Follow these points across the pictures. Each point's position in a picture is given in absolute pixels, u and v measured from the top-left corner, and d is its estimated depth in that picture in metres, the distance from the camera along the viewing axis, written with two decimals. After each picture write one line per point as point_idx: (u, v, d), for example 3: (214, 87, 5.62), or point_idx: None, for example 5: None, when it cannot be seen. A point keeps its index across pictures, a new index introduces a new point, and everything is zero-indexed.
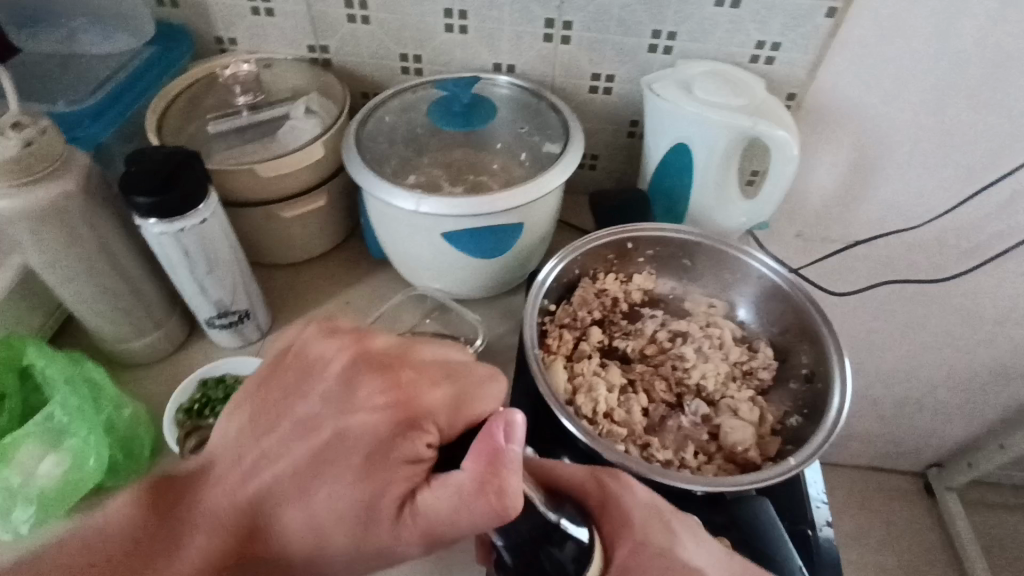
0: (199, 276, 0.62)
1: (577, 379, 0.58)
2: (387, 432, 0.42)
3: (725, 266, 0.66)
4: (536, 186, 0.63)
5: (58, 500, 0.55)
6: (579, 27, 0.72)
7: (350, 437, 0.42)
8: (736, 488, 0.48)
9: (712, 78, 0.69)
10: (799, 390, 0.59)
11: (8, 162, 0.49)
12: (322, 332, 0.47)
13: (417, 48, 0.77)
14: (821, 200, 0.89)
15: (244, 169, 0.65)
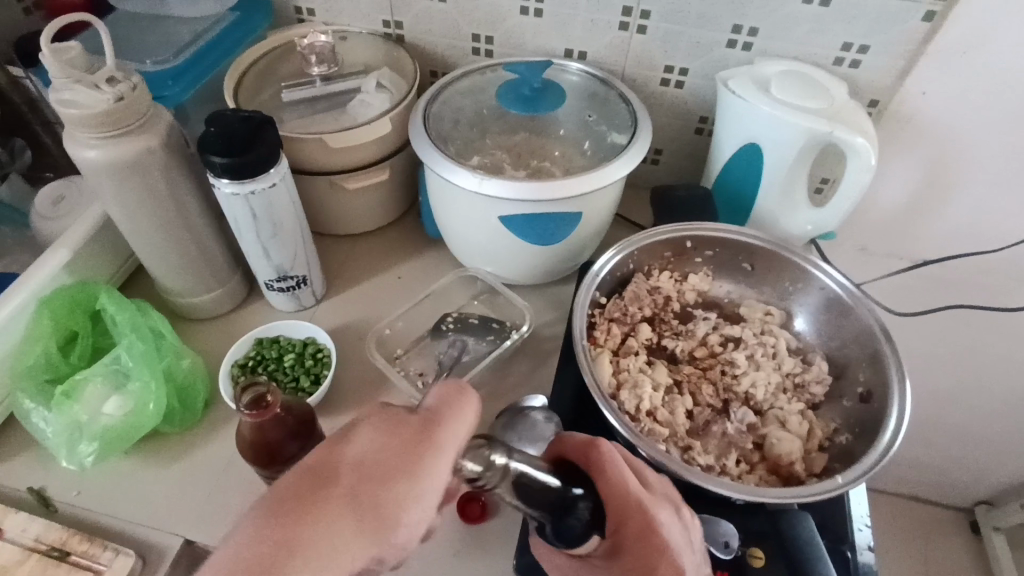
0: (264, 238, 0.64)
1: (623, 374, 0.58)
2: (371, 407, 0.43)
3: (785, 273, 0.64)
4: (600, 176, 0.62)
5: (119, 438, 0.58)
6: (657, 18, 0.71)
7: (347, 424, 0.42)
8: (779, 500, 0.47)
9: (793, 78, 0.66)
10: (853, 408, 0.57)
11: (100, 115, 0.51)
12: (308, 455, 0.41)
13: (490, 29, 0.76)
14: (893, 214, 0.85)
15: (314, 138, 0.66)
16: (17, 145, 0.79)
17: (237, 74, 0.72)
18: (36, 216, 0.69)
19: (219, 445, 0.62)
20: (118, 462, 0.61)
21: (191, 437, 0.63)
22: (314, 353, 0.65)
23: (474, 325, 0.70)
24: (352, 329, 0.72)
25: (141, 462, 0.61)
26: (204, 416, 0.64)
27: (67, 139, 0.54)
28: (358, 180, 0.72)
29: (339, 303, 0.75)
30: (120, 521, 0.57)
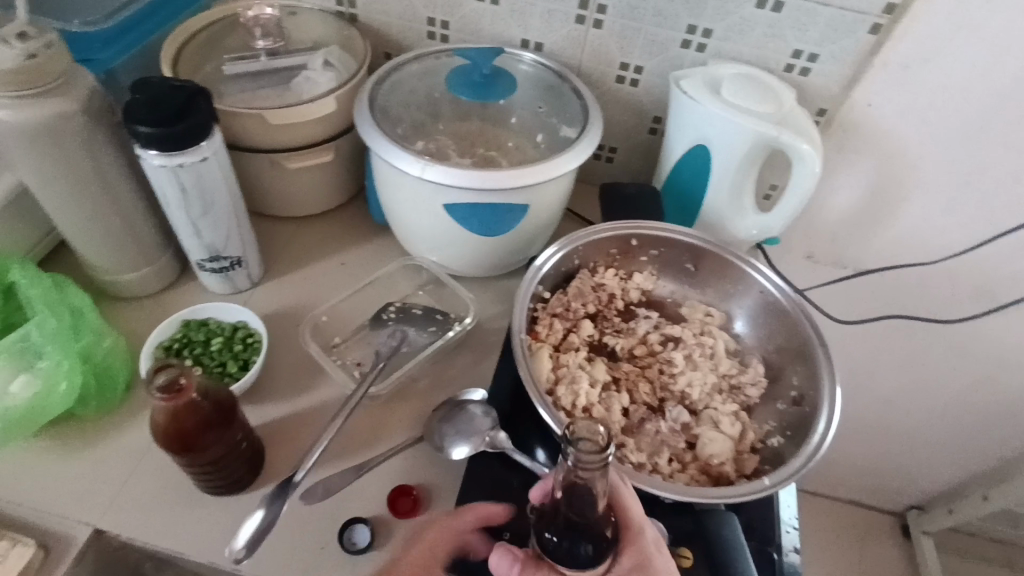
0: (195, 216, 0.61)
1: (560, 369, 0.57)
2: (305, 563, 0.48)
3: (727, 274, 0.64)
4: (547, 168, 0.61)
5: (23, 422, 0.54)
6: (613, 12, 0.70)
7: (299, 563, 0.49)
8: (706, 500, 0.47)
9: (743, 81, 0.66)
10: (785, 411, 0.57)
11: (10, 72, 0.47)
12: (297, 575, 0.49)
13: (445, 14, 0.75)
14: (837, 223, 0.86)
15: (254, 114, 0.64)
16: None
17: (175, 45, 0.69)
18: None
19: (140, 431, 0.59)
20: (26, 447, 0.57)
21: (109, 421, 0.59)
22: (244, 337, 0.62)
23: (416, 316, 0.68)
24: (289, 315, 0.69)
25: (52, 447, 0.57)
26: (124, 400, 0.61)
27: None
28: (301, 160, 0.69)
29: (277, 287, 0.72)
30: (25, 509, 0.54)
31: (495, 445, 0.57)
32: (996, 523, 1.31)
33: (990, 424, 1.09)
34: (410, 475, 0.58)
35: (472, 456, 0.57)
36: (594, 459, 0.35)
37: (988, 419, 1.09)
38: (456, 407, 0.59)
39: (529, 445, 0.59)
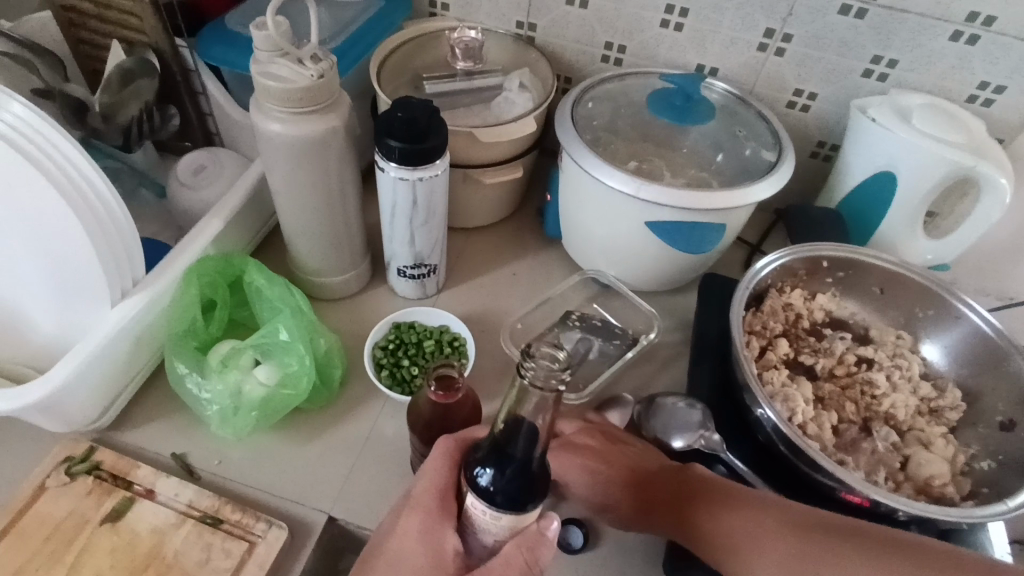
0: (414, 225, 0.64)
1: (768, 387, 0.59)
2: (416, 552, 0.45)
3: (922, 301, 0.65)
4: (753, 193, 0.63)
5: (271, 410, 0.58)
6: (797, 41, 0.73)
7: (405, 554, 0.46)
8: (946, 517, 0.48)
9: (932, 112, 0.68)
10: (991, 436, 0.58)
11: (300, 91, 0.52)
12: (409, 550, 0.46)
13: (624, 39, 0.79)
14: (990, 251, 0.87)
15: (464, 132, 0.67)
16: (167, 113, 0.72)
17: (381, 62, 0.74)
18: (177, 183, 0.70)
19: (357, 424, 0.63)
20: (259, 436, 0.61)
21: (326, 415, 0.63)
22: (451, 341, 0.65)
23: (600, 328, 0.72)
24: (475, 320, 0.73)
25: (283, 437, 0.61)
26: (338, 395, 0.64)
27: (254, 111, 0.55)
28: (494, 175, 0.73)
29: (459, 293, 0.76)
30: (267, 495, 0.57)
31: (709, 446, 0.58)
32: None
33: None
34: None
35: (685, 450, 0.59)
36: (533, 379, 0.39)
37: None
38: (656, 403, 0.61)
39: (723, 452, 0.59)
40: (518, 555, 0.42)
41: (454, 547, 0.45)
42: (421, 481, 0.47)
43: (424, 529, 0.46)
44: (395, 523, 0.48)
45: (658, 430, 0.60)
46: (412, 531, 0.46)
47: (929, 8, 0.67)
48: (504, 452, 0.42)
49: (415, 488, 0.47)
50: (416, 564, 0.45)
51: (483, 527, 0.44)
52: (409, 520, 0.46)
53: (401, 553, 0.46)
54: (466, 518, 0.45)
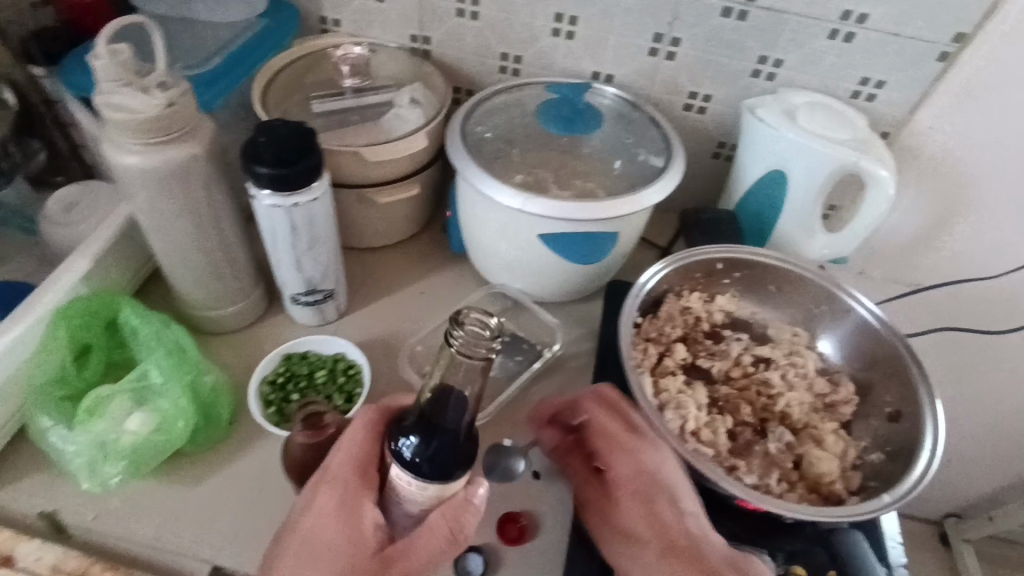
0: (299, 251, 0.62)
1: (663, 395, 0.59)
2: (337, 528, 0.45)
3: (814, 297, 0.66)
4: (640, 198, 0.63)
5: (145, 458, 0.55)
6: (687, 45, 0.73)
7: (326, 530, 0.45)
8: (830, 516, 0.48)
9: (816, 110, 0.69)
10: (882, 427, 0.59)
11: (147, 119, 0.49)
12: (327, 524, 0.46)
13: (519, 49, 0.78)
14: (891, 240, 0.89)
15: (350, 151, 0.65)
16: (31, 147, 0.70)
17: (264, 84, 0.71)
18: (46, 221, 0.66)
19: (247, 464, 0.60)
20: (138, 485, 0.57)
21: (215, 457, 0.60)
22: (346, 369, 0.63)
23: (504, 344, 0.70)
24: (379, 343, 0.71)
25: (164, 484, 0.58)
26: (230, 433, 0.61)
27: (105, 143, 0.52)
28: (388, 195, 0.70)
29: (363, 318, 0.73)
30: (147, 546, 0.55)
31: None
32: None
33: None
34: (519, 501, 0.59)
35: None
36: (465, 343, 0.41)
37: None
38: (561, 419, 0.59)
39: None
40: (443, 524, 0.44)
41: (374, 520, 0.45)
42: (341, 451, 0.47)
43: (348, 502, 0.45)
44: (312, 499, 0.47)
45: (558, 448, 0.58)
46: (330, 502, 0.46)
47: (807, 8, 0.67)
48: (434, 423, 0.43)
49: (331, 465, 0.47)
50: (335, 540, 0.45)
51: (406, 498, 0.44)
52: (327, 490, 0.46)
53: (315, 531, 0.46)
54: (385, 490, 0.46)
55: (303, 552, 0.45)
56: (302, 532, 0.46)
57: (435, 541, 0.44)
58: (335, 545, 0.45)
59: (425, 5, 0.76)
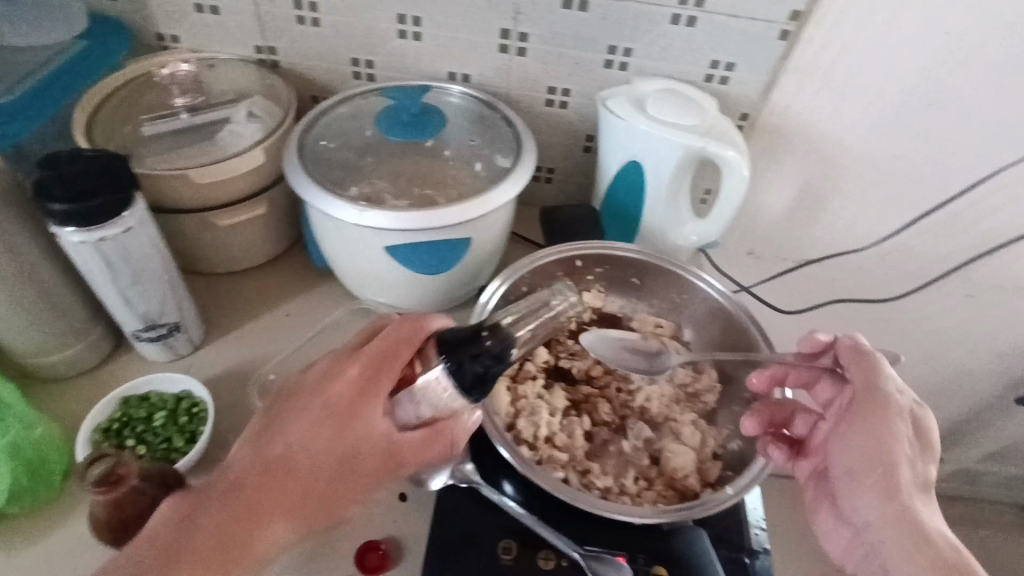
0: (124, 288, 0.58)
1: (519, 402, 0.57)
2: (348, 407, 0.46)
3: (673, 287, 0.66)
4: (488, 200, 0.61)
5: None
6: (535, 40, 0.71)
7: (332, 405, 0.46)
8: (672, 518, 0.48)
9: (665, 96, 0.68)
10: (741, 413, 0.59)
11: None
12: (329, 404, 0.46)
13: (369, 54, 0.75)
14: (771, 218, 0.90)
15: (177, 175, 0.62)
16: None
17: (91, 109, 0.67)
18: None
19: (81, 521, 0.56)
20: None
21: (44, 517, 0.56)
22: (189, 408, 0.60)
23: None
24: (238, 374, 0.67)
25: None
26: (63, 489, 0.57)
27: None
28: (231, 216, 0.68)
29: (223, 347, 0.70)
30: None
31: (465, 479, 0.55)
32: (950, 482, 1.39)
33: (936, 393, 1.15)
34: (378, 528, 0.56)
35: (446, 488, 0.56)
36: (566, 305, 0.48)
37: (934, 389, 1.14)
38: None
39: (497, 479, 0.56)
40: (438, 440, 0.47)
41: (384, 428, 0.46)
42: (389, 344, 0.47)
43: (368, 388, 0.46)
44: (327, 372, 0.48)
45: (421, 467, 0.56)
46: (352, 380, 0.47)
47: None
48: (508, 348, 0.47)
49: (377, 347, 0.47)
50: (332, 416, 0.46)
51: (418, 401, 0.46)
52: (359, 365, 0.47)
53: (312, 410, 0.46)
54: (404, 387, 0.47)
55: (300, 418, 0.46)
56: (324, 399, 0.46)
57: (431, 454, 0.47)
58: (330, 420, 0.46)
59: (263, 15, 0.72)
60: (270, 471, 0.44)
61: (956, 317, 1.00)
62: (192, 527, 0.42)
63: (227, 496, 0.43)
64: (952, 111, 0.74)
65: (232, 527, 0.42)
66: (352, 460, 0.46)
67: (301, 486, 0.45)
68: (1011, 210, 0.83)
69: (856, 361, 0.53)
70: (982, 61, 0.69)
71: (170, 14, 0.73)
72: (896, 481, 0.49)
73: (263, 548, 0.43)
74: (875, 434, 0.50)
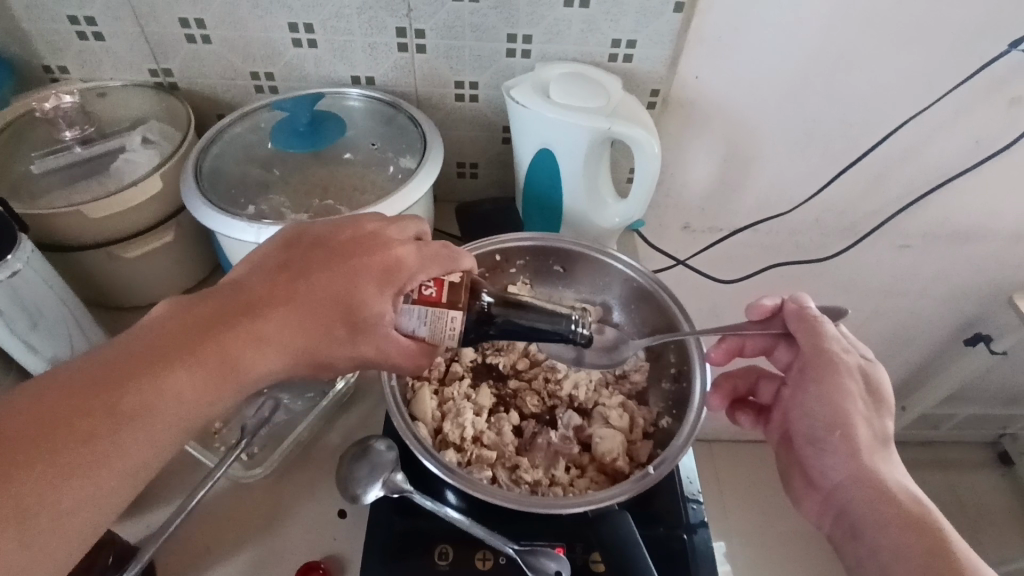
0: (22, 334, 0.55)
1: (446, 404, 0.56)
2: (366, 282, 0.46)
3: (595, 271, 0.66)
4: (394, 202, 0.59)
5: None
6: (433, 36, 0.70)
7: (355, 270, 0.46)
8: (603, 502, 0.48)
9: (568, 80, 0.67)
10: (669, 390, 0.59)
11: None
12: (352, 274, 0.46)
13: (267, 66, 0.73)
14: (700, 189, 0.90)
15: (70, 211, 0.59)
16: None
17: None
18: None
19: None
20: None
21: None
22: None
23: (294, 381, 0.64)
24: None
25: None
26: None
27: None
28: (137, 247, 0.66)
29: None
30: None
31: (398, 490, 0.54)
32: (915, 428, 1.42)
33: (888, 342, 1.17)
34: (316, 549, 0.54)
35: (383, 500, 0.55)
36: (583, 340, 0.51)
37: (884, 339, 1.17)
38: (363, 448, 0.56)
39: (438, 488, 0.55)
40: (420, 357, 0.48)
41: (384, 314, 0.46)
42: (427, 253, 0.49)
43: (390, 275, 0.47)
44: (357, 245, 0.48)
45: (355, 483, 0.55)
46: (383, 261, 0.47)
47: None
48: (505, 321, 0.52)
49: (422, 251, 0.49)
50: (348, 287, 0.45)
51: (432, 317, 0.47)
52: (402, 251, 0.48)
53: (330, 268, 0.45)
54: (422, 303, 0.47)
55: (321, 269, 0.45)
56: (350, 262, 0.46)
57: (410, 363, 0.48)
58: (345, 288, 0.45)
59: (150, 36, 0.70)
60: (283, 303, 0.43)
61: (893, 267, 1.01)
62: (194, 326, 0.40)
63: (238, 312, 0.41)
64: (855, 66, 0.75)
65: (236, 340, 0.40)
66: (356, 330, 0.45)
67: (309, 327, 0.43)
68: (930, 158, 0.84)
69: (800, 327, 0.55)
70: (874, 14, 0.70)
71: (53, 45, 0.71)
72: (856, 441, 0.52)
73: (254, 374, 0.42)
74: (831, 397, 0.53)
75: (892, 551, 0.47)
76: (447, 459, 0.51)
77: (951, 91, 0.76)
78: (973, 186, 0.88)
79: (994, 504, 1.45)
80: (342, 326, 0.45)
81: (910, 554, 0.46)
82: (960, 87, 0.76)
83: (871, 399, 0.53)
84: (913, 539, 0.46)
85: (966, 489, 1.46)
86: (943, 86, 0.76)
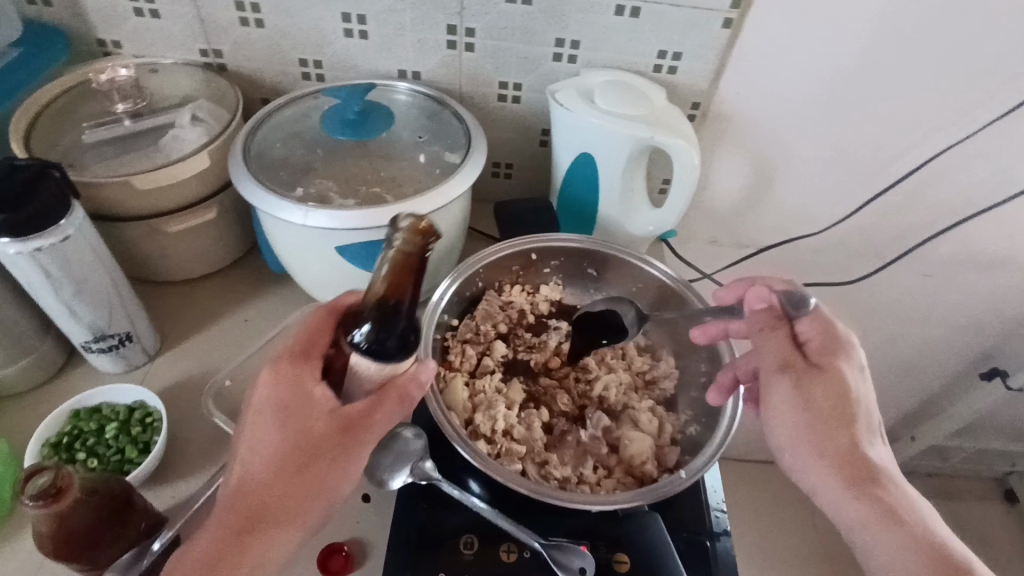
0: (66, 298, 0.56)
1: (477, 397, 0.57)
2: (286, 403, 0.47)
3: (629, 274, 0.66)
4: (439, 194, 0.60)
5: None
6: (481, 35, 0.71)
7: (271, 403, 0.47)
8: (632, 502, 0.48)
9: (612, 87, 0.68)
10: (699, 399, 0.60)
11: None
12: (273, 403, 0.47)
13: (316, 53, 0.74)
14: (729, 205, 0.91)
15: (118, 181, 0.60)
16: None
17: (29, 116, 0.66)
18: None
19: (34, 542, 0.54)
20: None
21: None
22: (142, 418, 0.59)
23: None
24: (193, 382, 0.66)
25: None
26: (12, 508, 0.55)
27: None
28: (180, 222, 0.67)
29: (179, 355, 0.68)
30: None
31: (424, 477, 0.54)
32: (922, 460, 1.42)
33: (903, 370, 1.18)
34: (340, 531, 0.55)
35: (408, 486, 0.55)
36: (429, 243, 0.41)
37: (900, 367, 1.17)
38: (390, 436, 0.57)
39: (463, 478, 0.56)
40: (396, 398, 0.46)
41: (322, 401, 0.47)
42: (316, 330, 0.49)
43: (302, 379, 0.47)
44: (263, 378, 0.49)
45: (382, 468, 0.56)
46: (281, 377, 0.48)
47: None
48: (392, 315, 0.43)
49: (309, 333, 0.49)
50: (280, 419, 0.47)
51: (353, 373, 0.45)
52: (294, 353, 0.49)
53: (258, 421, 0.47)
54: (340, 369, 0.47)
55: (252, 429, 0.47)
56: (263, 403, 0.48)
57: (389, 415, 0.46)
58: (279, 422, 0.46)
59: (204, 17, 0.71)
60: (244, 487, 0.45)
61: (915, 296, 1.02)
62: (193, 555, 0.44)
63: (218, 519, 0.45)
64: (892, 92, 0.76)
65: (229, 541, 0.44)
66: (324, 452, 0.46)
67: (276, 483, 0.45)
68: (959, 187, 0.85)
69: (762, 324, 0.54)
70: (918, 43, 0.71)
71: (109, 18, 0.72)
72: (825, 434, 0.49)
73: (266, 552, 0.44)
74: (796, 393, 0.50)
75: (863, 534, 0.48)
76: (478, 448, 0.52)
77: (989, 123, 0.77)
78: (1000, 220, 0.88)
79: (995, 542, 1.44)
80: (302, 451, 0.46)
81: (883, 535, 0.47)
82: (997, 121, 0.77)
83: (831, 382, 0.51)
84: (887, 523, 0.48)
85: (969, 524, 1.45)
86: (979, 119, 0.77)
